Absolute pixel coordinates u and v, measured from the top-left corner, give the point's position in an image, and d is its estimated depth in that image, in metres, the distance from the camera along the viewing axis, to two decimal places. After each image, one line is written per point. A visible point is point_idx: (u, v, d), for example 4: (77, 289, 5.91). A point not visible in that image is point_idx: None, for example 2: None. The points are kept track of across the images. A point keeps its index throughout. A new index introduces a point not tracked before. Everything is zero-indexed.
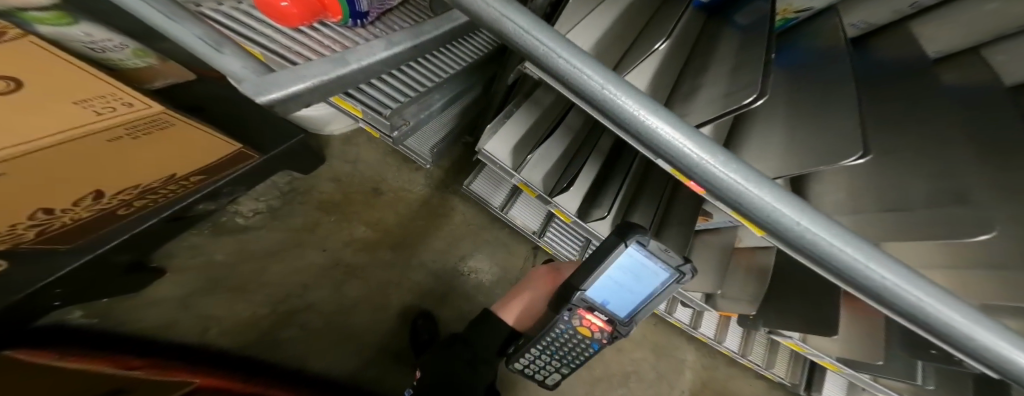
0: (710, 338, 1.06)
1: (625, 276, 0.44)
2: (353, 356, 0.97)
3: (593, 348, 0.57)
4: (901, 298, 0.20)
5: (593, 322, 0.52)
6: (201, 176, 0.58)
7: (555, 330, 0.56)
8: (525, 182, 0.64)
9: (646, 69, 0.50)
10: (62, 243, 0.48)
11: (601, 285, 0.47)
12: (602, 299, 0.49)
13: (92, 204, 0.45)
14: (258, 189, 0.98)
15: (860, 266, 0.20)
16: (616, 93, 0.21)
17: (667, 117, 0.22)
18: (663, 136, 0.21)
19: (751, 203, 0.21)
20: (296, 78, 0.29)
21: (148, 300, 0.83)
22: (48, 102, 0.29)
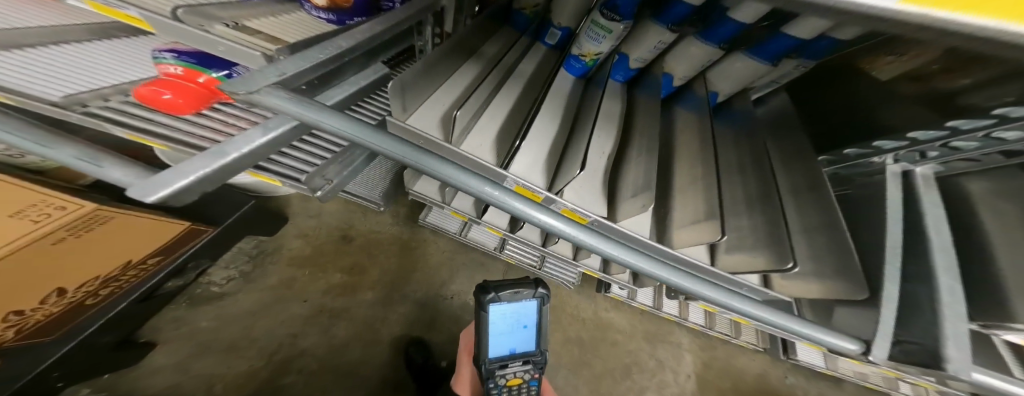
0: (675, 316, 1.13)
1: (508, 324, 0.62)
2: (353, 393, 1.01)
3: (535, 385, 0.67)
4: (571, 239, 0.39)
5: (517, 372, 0.65)
6: (158, 257, 0.64)
7: None
8: (456, 210, 0.69)
9: (516, 93, 0.48)
10: (44, 336, 0.56)
11: (497, 340, 0.63)
12: (509, 349, 0.65)
13: (57, 300, 0.51)
14: (227, 257, 1.05)
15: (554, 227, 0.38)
16: (406, 156, 0.33)
17: (440, 160, 0.35)
18: (435, 173, 0.34)
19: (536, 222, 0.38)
20: (179, 174, 0.30)
21: (150, 369, 0.91)
22: None
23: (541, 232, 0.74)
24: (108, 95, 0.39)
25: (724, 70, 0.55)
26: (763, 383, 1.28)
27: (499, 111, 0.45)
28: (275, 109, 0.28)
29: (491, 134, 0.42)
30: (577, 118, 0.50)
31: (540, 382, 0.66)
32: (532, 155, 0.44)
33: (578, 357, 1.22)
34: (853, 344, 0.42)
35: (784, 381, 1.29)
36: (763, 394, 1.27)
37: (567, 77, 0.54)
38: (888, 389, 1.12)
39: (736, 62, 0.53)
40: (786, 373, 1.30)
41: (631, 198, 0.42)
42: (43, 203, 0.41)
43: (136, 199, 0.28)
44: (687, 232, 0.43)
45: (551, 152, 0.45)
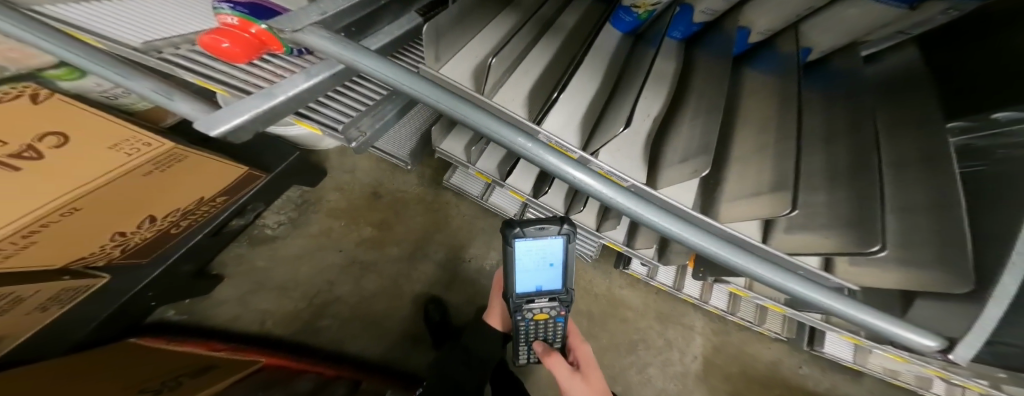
0: (695, 298, 1.08)
1: (533, 263, 0.66)
2: (379, 340, 1.14)
3: (560, 320, 0.75)
4: (616, 205, 0.35)
5: (543, 306, 0.71)
6: (224, 197, 0.74)
7: (522, 327, 0.75)
8: (481, 171, 0.73)
9: (554, 47, 0.48)
10: (141, 258, 0.68)
11: (525, 278, 0.67)
12: (535, 287, 0.69)
13: (149, 227, 0.62)
14: (277, 203, 1.17)
15: (596, 190, 0.34)
16: (437, 100, 0.31)
17: (473, 107, 0.32)
18: (468, 120, 0.32)
19: (572, 181, 0.34)
20: (238, 113, 0.35)
21: (217, 299, 1.07)
22: (91, 147, 0.44)
23: (564, 200, 0.75)
24: (178, 44, 0.45)
25: (826, 21, 0.40)
26: (773, 370, 1.28)
27: (532, 66, 0.46)
28: (317, 47, 0.30)
29: (524, 90, 0.43)
30: (619, 75, 0.48)
31: (564, 318, 0.74)
32: (566, 113, 0.45)
33: (588, 328, 1.27)
34: (938, 344, 0.33)
35: (796, 371, 1.28)
36: (771, 380, 1.28)
37: (614, 32, 0.53)
38: (917, 388, 1.07)
39: (851, 7, 0.38)
40: (801, 364, 1.29)
41: (676, 163, 0.38)
42: (132, 140, 0.49)
43: (203, 132, 0.33)
44: (740, 206, 0.38)
45: (588, 110, 0.46)
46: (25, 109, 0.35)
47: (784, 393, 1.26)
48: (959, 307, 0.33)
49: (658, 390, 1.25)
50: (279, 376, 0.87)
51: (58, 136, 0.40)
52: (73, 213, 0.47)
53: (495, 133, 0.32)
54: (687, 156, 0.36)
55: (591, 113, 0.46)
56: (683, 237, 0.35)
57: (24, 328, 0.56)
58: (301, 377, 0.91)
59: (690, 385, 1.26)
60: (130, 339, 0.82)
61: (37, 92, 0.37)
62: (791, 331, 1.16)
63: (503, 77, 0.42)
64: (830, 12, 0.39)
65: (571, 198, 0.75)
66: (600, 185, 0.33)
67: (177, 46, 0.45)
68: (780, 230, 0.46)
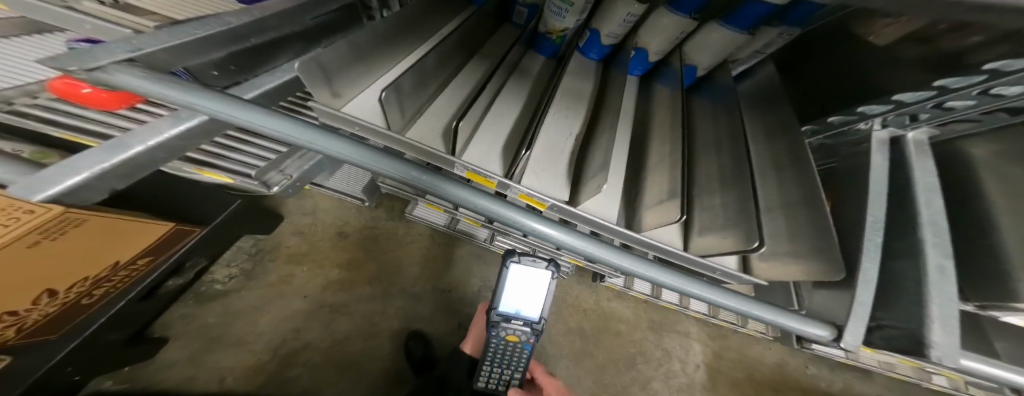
0: (676, 304, 1.03)
1: (517, 289, 0.65)
2: (358, 385, 1.04)
3: (528, 349, 0.70)
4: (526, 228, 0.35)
5: (516, 329, 0.67)
6: (150, 256, 0.67)
7: (493, 344, 0.68)
8: (430, 201, 0.70)
9: (478, 73, 0.47)
10: (48, 334, 0.58)
11: (507, 299, 0.66)
12: (514, 310, 0.66)
13: (50, 300, 0.53)
14: (227, 256, 1.08)
15: (504, 216, 0.35)
16: (312, 141, 0.29)
17: (359, 145, 0.31)
18: (353, 160, 0.31)
19: (487, 210, 0.34)
20: (76, 171, 0.30)
21: (164, 363, 0.95)
22: None
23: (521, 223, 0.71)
24: (36, 92, 0.46)
25: (698, 44, 0.48)
26: (779, 371, 1.21)
27: (456, 94, 0.43)
28: (128, 87, 0.25)
29: (443, 118, 0.40)
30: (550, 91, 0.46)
31: (533, 347, 0.69)
32: (490, 137, 0.40)
33: (581, 348, 1.19)
34: (829, 333, 0.37)
35: (804, 371, 1.21)
36: (781, 384, 1.20)
37: (540, 58, 0.54)
38: (920, 380, 1.02)
39: (713, 33, 0.45)
40: (806, 364, 1.22)
41: (594, 174, 0.35)
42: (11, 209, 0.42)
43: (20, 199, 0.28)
44: (659, 211, 0.36)
45: (514, 132, 0.41)
46: None
47: None
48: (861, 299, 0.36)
49: None
50: None
51: None
52: None
53: (398, 172, 0.32)
54: (597, 170, 0.35)
55: (517, 134, 0.42)
56: (597, 253, 0.36)
57: None
58: None
59: None
60: None
61: None
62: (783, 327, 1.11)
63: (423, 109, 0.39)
64: (698, 36, 0.47)
65: None
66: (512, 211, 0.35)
67: (35, 95, 0.46)
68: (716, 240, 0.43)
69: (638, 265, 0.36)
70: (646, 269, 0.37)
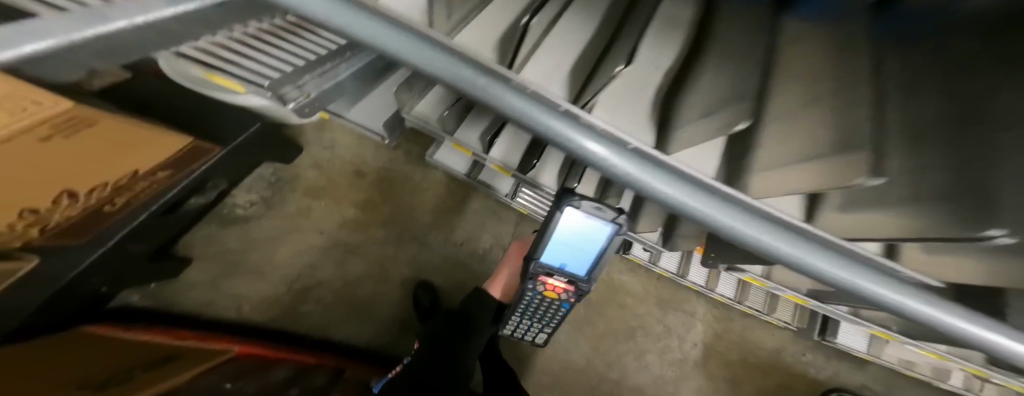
0: (726, 300, 0.86)
1: (571, 238, 0.54)
2: (367, 327, 1.11)
3: (566, 308, 0.67)
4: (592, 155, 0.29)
5: (556, 285, 0.61)
6: (167, 171, 0.65)
7: (528, 297, 0.66)
8: (459, 142, 0.64)
9: None
10: (81, 236, 0.59)
11: (555, 250, 0.56)
12: (559, 264, 0.58)
13: (72, 202, 0.52)
14: (247, 182, 1.05)
15: (567, 136, 0.29)
16: (352, 23, 0.24)
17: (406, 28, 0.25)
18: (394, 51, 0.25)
19: (546, 128, 0.28)
20: (35, 36, 0.26)
21: (189, 283, 1.01)
22: None
23: (557, 177, 0.66)
24: None
25: None
26: (774, 356, 1.25)
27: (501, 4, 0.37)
28: None
29: (501, 24, 0.35)
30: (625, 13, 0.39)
31: (571, 306, 0.66)
32: (552, 54, 0.35)
33: (584, 315, 1.22)
34: None
35: (798, 358, 1.24)
36: (770, 366, 1.25)
37: None
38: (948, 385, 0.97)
39: None
40: (804, 351, 1.24)
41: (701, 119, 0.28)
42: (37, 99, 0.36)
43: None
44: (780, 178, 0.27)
45: (585, 51, 0.36)
46: None
47: (782, 378, 1.25)
48: None
49: (655, 377, 1.25)
50: (248, 368, 0.85)
51: None
52: None
53: (452, 75, 0.26)
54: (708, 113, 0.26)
55: (584, 54, 0.36)
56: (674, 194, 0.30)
57: None
58: (275, 369, 0.88)
59: (686, 371, 1.25)
60: (82, 329, 0.76)
61: None
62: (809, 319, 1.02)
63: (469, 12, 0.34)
64: None
65: (568, 174, 0.65)
66: (583, 139, 0.29)
67: None
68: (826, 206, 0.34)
69: (724, 215, 0.30)
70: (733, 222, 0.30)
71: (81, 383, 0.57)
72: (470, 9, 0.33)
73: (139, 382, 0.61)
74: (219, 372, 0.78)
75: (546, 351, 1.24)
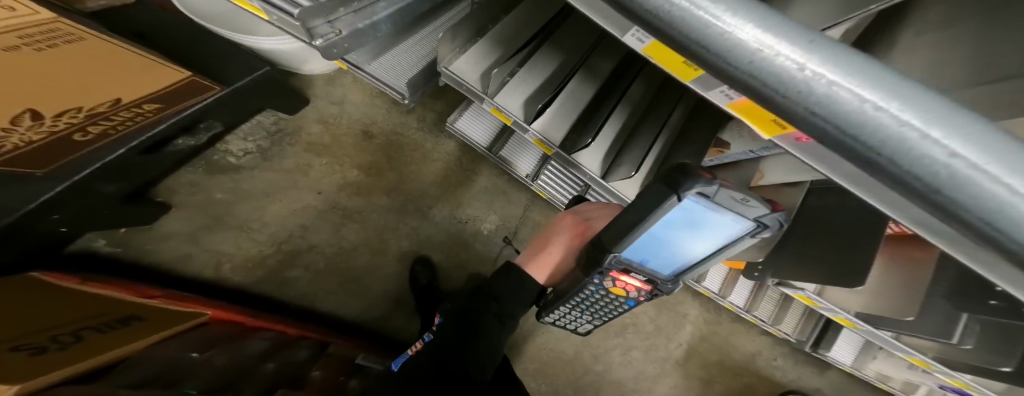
0: (738, 306, 0.86)
1: (677, 234, 0.35)
2: (359, 298, 1.05)
3: (630, 303, 0.54)
4: (827, 112, 0.13)
5: (629, 283, 0.46)
6: (156, 104, 0.58)
7: (585, 293, 0.53)
8: (499, 108, 0.60)
9: None
10: (37, 167, 0.52)
11: (648, 246, 0.37)
12: (641, 260, 0.41)
13: (32, 125, 0.45)
14: (245, 128, 0.96)
15: (772, 61, 0.13)
16: None
17: None
18: None
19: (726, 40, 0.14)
20: None
21: (165, 233, 0.91)
22: None
23: (602, 161, 0.62)
24: None
25: None
26: (749, 360, 1.33)
27: None
28: None
29: None
30: None
31: (637, 304, 0.54)
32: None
33: None
34: None
35: (770, 363, 1.33)
36: (744, 369, 1.33)
37: None
38: None
39: None
40: (777, 357, 1.33)
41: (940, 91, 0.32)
42: None
43: None
44: None
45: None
46: None
47: (752, 380, 1.33)
48: None
49: (637, 372, 1.29)
50: (225, 335, 0.78)
51: None
52: None
53: None
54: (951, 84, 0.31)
55: None
56: None
57: None
58: (254, 336, 0.82)
59: (667, 369, 1.30)
60: (33, 274, 0.65)
61: None
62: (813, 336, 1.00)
63: None
64: None
65: (611, 160, 0.62)
66: (899, 102, 0.11)
67: None
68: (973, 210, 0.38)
69: None
70: None
71: (25, 334, 0.50)
72: None
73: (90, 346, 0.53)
74: (190, 337, 0.71)
75: (538, 338, 1.24)
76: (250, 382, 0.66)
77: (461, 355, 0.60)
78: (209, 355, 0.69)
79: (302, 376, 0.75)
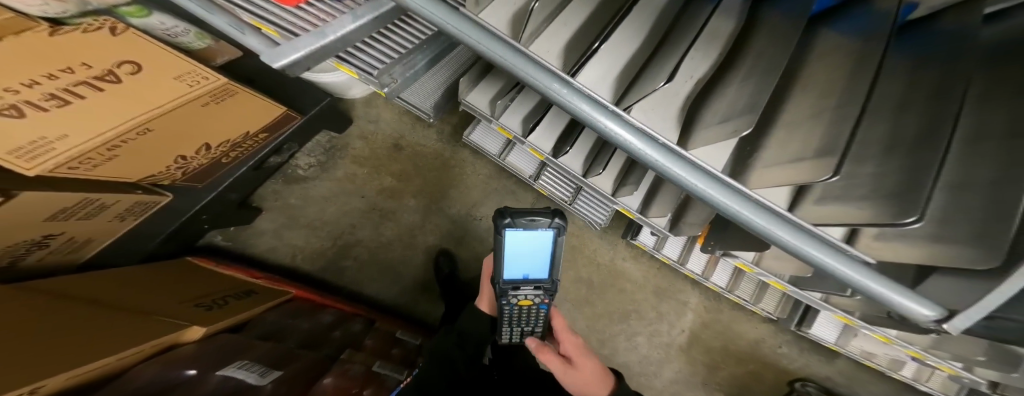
0: (720, 287, 0.98)
1: (522, 249, 0.83)
2: (395, 283, 1.28)
3: (544, 308, 0.89)
4: (619, 140, 0.40)
5: (528, 293, 0.86)
6: (266, 133, 0.84)
7: (509, 311, 0.88)
8: (503, 125, 0.78)
9: (591, 6, 0.53)
10: (194, 180, 0.81)
11: (513, 267, 0.85)
12: (522, 274, 0.86)
13: (204, 153, 0.73)
14: (308, 146, 1.22)
15: (602, 124, 0.39)
16: (479, 42, 0.38)
17: (506, 44, 0.38)
18: (497, 56, 0.39)
19: (586, 117, 0.39)
20: (296, 48, 0.36)
21: (257, 231, 1.20)
22: (159, 78, 0.53)
23: (582, 163, 0.80)
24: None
25: None
26: (752, 347, 1.38)
27: (567, 17, 0.50)
28: (418, 9, 0.38)
29: (564, 37, 0.48)
30: (665, 34, 0.52)
31: (547, 307, 0.88)
32: (605, 67, 0.50)
33: (585, 295, 1.37)
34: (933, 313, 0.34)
35: (775, 350, 1.38)
36: (747, 356, 1.39)
37: None
38: (938, 392, 0.99)
39: None
40: (781, 344, 1.38)
41: (715, 126, 0.42)
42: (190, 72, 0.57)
43: (268, 64, 0.35)
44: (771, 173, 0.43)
45: (628, 66, 0.50)
46: (99, 39, 0.45)
47: (756, 367, 1.39)
48: (982, 283, 0.33)
49: (642, 356, 1.40)
50: (304, 308, 1.02)
51: (133, 65, 0.50)
52: (145, 133, 0.57)
53: (534, 77, 0.38)
54: (728, 118, 0.40)
55: (628, 71, 0.50)
56: (677, 175, 0.40)
57: (111, 231, 0.73)
58: (323, 311, 1.06)
59: (671, 354, 1.40)
60: (186, 258, 0.98)
61: (115, 26, 0.46)
62: (790, 310, 1.02)
63: (541, 24, 0.48)
64: None
65: (590, 162, 0.79)
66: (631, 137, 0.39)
67: None
68: (810, 200, 0.47)
69: (718, 192, 0.39)
70: (724, 199, 0.39)
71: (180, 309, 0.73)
72: (543, 23, 0.47)
73: (215, 316, 0.76)
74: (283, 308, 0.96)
75: None
76: (325, 345, 0.91)
77: (455, 364, 0.82)
78: (296, 321, 0.94)
79: (359, 342, 0.97)
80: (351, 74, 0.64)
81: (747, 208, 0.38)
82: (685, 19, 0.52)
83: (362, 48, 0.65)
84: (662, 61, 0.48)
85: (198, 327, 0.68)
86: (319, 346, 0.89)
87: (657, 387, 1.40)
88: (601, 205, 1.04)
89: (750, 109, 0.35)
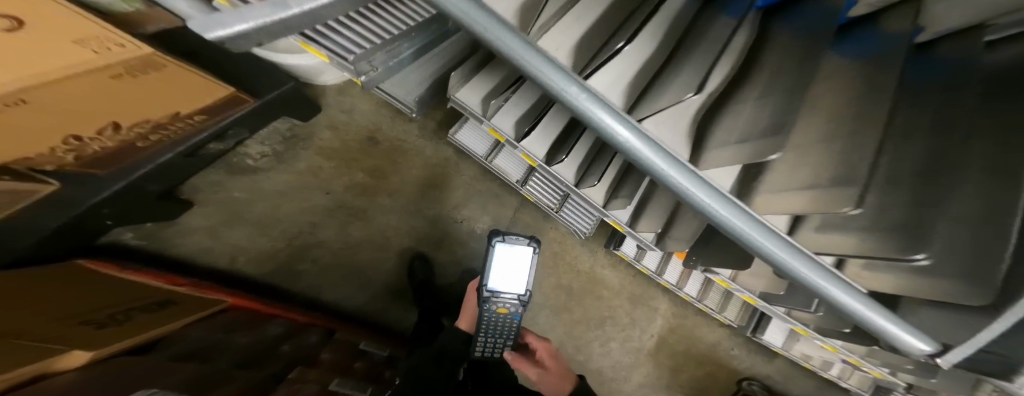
0: (692, 297, 1.03)
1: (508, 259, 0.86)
2: (361, 289, 1.16)
3: (516, 319, 0.88)
4: (636, 158, 0.36)
5: (505, 302, 0.86)
6: (203, 115, 0.72)
7: (485, 317, 0.85)
8: (495, 127, 0.72)
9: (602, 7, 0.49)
10: (93, 167, 0.64)
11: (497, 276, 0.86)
12: (502, 285, 0.87)
13: (113, 135, 0.60)
14: (262, 133, 1.05)
15: (620, 140, 0.35)
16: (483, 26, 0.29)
17: (516, 35, 0.30)
18: (504, 48, 0.30)
19: (604, 133, 0.35)
20: (243, 18, 0.27)
21: (187, 228, 1.01)
22: (51, 41, 0.38)
23: (577, 173, 0.76)
24: None
25: None
26: (711, 349, 1.50)
27: (578, 15, 0.46)
28: None
29: (575, 36, 0.44)
30: (678, 44, 0.49)
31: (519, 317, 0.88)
32: (617, 71, 0.45)
33: (564, 302, 1.38)
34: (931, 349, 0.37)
35: (728, 352, 1.51)
36: (706, 358, 1.50)
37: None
38: (857, 387, 1.15)
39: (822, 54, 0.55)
40: (734, 346, 1.51)
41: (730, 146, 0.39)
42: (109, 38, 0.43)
43: (197, 33, 0.28)
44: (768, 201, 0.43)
45: (639, 74, 0.47)
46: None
47: (713, 368, 1.50)
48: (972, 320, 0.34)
49: (614, 361, 1.44)
50: (243, 319, 0.87)
51: (11, 21, 0.32)
52: (17, 105, 0.41)
53: (549, 80, 0.32)
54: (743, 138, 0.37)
55: (641, 79, 0.47)
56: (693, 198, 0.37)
57: None
58: (269, 322, 0.91)
59: (640, 359, 1.46)
60: (77, 261, 0.78)
61: None
62: (749, 319, 1.11)
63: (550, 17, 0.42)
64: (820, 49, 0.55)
65: (584, 172, 0.76)
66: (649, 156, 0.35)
67: None
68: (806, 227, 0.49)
69: (733, 215, 0.37)
70: (738, 222, 0.38)
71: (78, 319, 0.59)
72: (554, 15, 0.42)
73: (122, 328, 0.61)
74: (214, 321, 0.80)
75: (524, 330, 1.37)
76: (270, 361, 0.77)
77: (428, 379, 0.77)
78: (231, 336, 0.79)
79: (313, 357, 0.85)
80: (320, 56, 0.55)
81: (757, 231, 0.38)
82: (698, 30, 0.50)
83: (336, 27, 0.54)
84: (675, 72, 0.46)
85: (83, 350, 0.50)
86: (260, 363, 0.75)
87: (626, 390, 1.46)
88: (587, 212, 1.04)
89: (764, 135, 0.32)
